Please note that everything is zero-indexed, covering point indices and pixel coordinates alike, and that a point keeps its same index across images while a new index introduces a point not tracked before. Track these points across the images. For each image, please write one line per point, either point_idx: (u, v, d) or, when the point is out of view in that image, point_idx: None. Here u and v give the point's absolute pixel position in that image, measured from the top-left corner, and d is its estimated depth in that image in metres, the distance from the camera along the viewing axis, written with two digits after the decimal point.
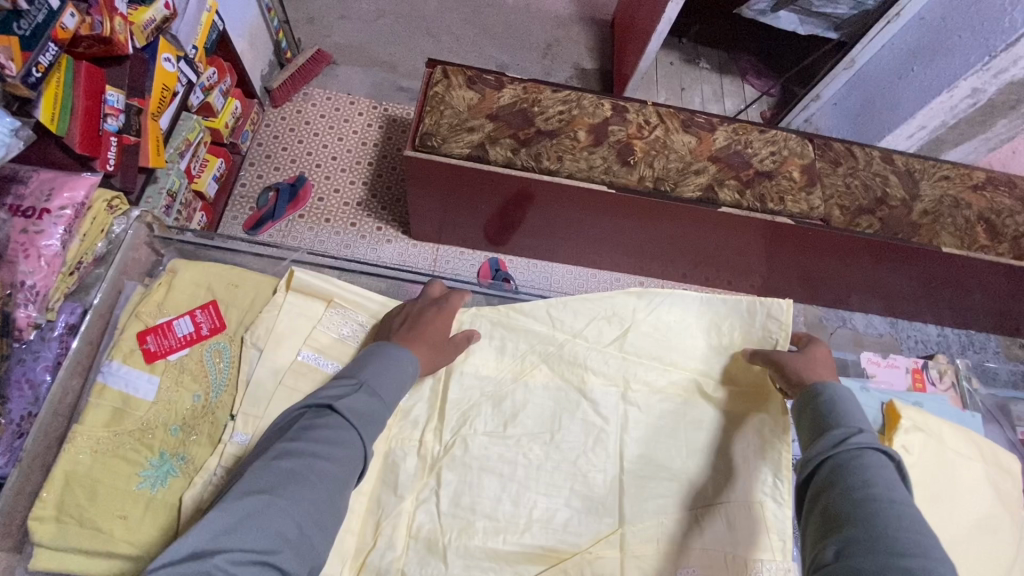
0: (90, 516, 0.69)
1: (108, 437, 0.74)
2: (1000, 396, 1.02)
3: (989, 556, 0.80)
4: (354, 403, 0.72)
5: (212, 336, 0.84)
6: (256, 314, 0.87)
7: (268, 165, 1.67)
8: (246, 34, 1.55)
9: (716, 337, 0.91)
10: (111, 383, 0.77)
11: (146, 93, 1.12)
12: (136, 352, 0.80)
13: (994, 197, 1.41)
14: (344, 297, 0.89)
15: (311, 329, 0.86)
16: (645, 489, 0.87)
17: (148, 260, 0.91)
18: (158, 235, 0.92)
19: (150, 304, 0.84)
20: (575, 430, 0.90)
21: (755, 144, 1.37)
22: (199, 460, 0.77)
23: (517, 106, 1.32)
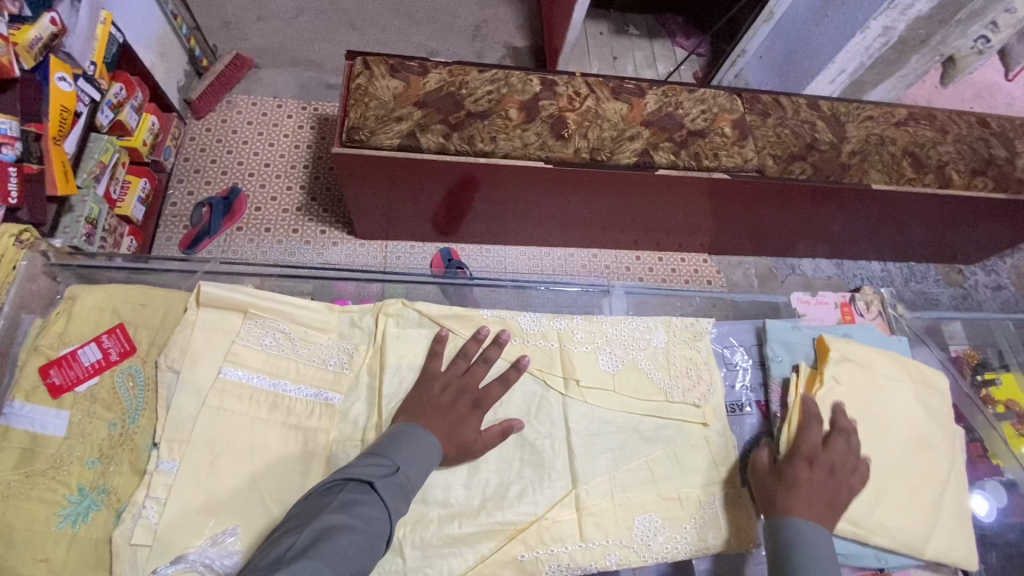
0: (8, 561, 0.65)
1: (19, 479, 0.69)
2: (930, 318, 1.06)
3: (922, 470, 0.85)
4: (393, 486, 0.67)
5: (122, 360, 0.80)
6: (169, 332, 0.83)
7: (198, 180, 1.60)
8: (153, 44, 1.47)
9: (672, 329, 0.93)
10: (15, 425, 0.72)
11: (44, 117, 1.05)
12: (40, 389, 0.74)
13: (916, 131, 1.46)
14: (260, 307, 0.85)
15: (236, 344, 0.82)
16: (594, 446, 0.84)
17: (48, 291, 0.85)
18: (54, 263, 0.86)
19: (49, 335, 0.78)
20: (517, 401, 0.86)
21: (685, 104, 1.38)
22: (123, 491, 0.74)
23: (444, 90, 1.30)
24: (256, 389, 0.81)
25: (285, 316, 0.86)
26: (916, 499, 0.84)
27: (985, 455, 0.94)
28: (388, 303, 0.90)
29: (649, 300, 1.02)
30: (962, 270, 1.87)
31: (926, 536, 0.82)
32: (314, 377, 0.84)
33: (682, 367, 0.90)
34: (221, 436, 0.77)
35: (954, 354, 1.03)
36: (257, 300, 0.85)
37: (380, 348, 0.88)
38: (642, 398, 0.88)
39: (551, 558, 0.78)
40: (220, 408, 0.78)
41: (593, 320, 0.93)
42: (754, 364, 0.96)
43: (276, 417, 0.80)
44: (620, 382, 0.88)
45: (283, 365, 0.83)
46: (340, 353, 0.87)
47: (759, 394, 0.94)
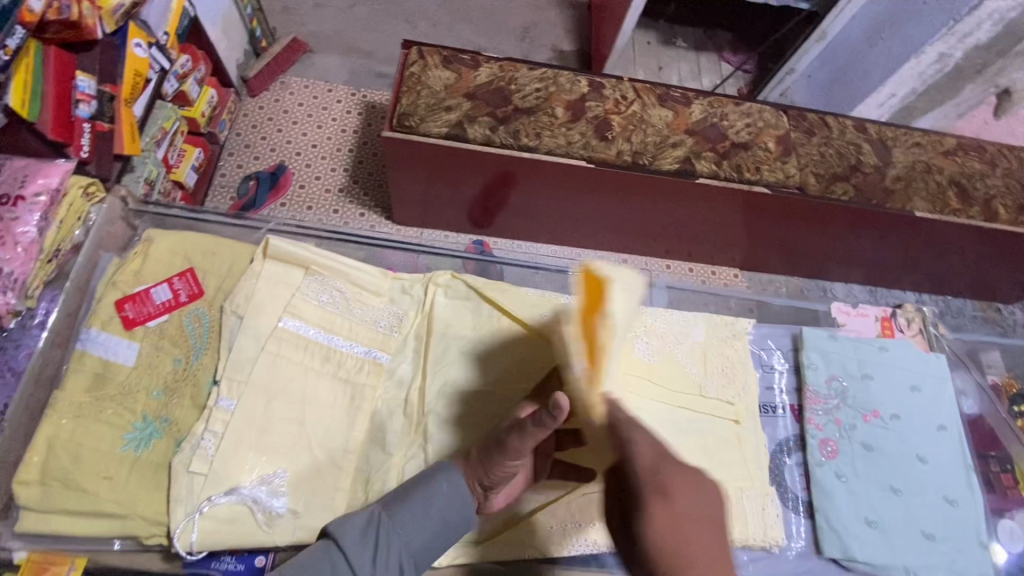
0: (76, 475, 0.70)
1: (88, 402, 0.75)
2: (970, 342, 1.03)
3: (948, 488, 0.83)
4: (365, 541, 0.67)
5: (190, 302, 0.84)
6: (235, 280, 0.86)
7: (249, 154, 1.66)
8: (219, 21, 1.53)
9: (710, 326, 0.93)
10: (89, 349, 0.78)
11: (118, 80, 1.10)
12: (114, 320, 0.80)
13: (965, 161, 1.44)
14: (322, 265, 0.89)
15: (297, 296, 0.85)
16: None
17: (124, 234, 0.97)
18: (132, 208, 0.98)
19: (126, 273, 0.84)
20: None
21: (730, 116, 1.39)
22: (183, 423, 0.78)
23: (494, 84, 1.33)
24: (312, 342, 0.84)
25: (341, 275, 0.89)
26: (947, 519, 0.81)
27: (1016, 487, 0.88)
28: (438, 275, 0.93)
29: (690, 298, 1.02)
30: (1001, 308, 1.83)
31: (956, 556, 0.79)
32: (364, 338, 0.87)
33: (720, 364, 0.90)
34: (273, 383, 0.80)
35: (993, 382, 0.99)
36: (317, 257, 0.89)
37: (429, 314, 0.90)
38: (679, 387, 0.87)
39: (576, 528, 0.84)
40: (276, 356, 0.81)
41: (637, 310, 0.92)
42: (790, 368, 0.94)
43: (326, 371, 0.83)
44: (658, 372, 0.88)
45: (337, 320, 0.86)
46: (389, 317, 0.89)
47: (793, 398, 0.92)
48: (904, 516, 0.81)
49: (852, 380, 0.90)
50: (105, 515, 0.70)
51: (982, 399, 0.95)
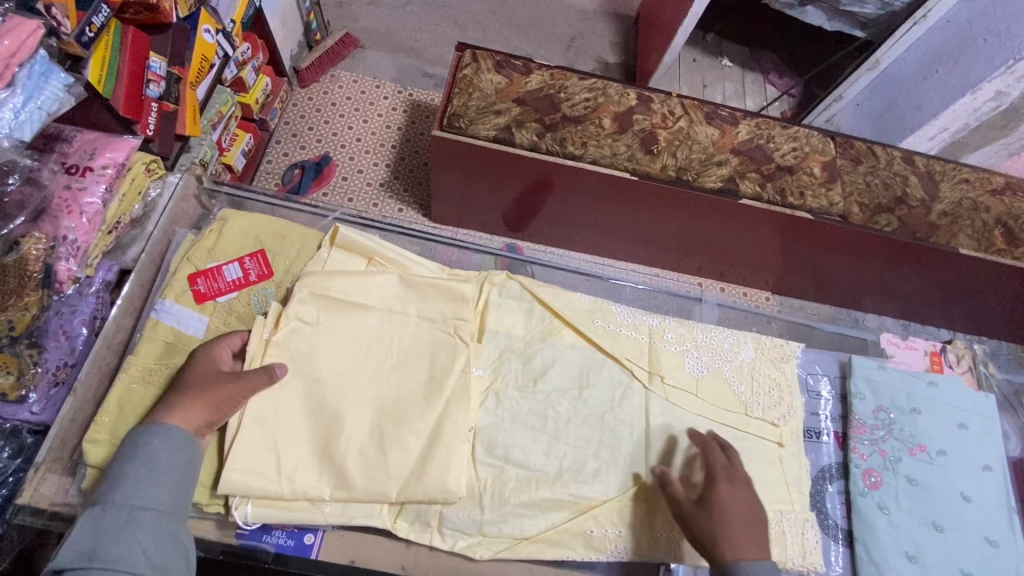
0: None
1: (158, 369, 0.76)
2: (1016, 384, 1.00)
3: (989, 529, 0.81)
4: (107, 535, 0.61)
5: (259, 282, 0.86)
6: (302, 264, 0.88)
7: (297, 142, 1.70)
8: (279, 12, 1.58)
9: (760, 347, 0.93)
10: (163, 319, 0.79)
11: (186, 63, 1.14)
12: (187, 293, 0.82)
13: (1013, 202, 1.41)
14: (385, 256, 0.90)
15: (364, 280, 0.85)
16: (671, 443, 0.85)
17: (195, 212, 0.93)
18: (206, 186, 0.96)
19: (200, 249, 0.85)
20: (602, 385, 0.88)
21: (777, 139, 1.39)
22: None
23: (544, 92, 1.34)
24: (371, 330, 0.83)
25: (402, 268, 0.90)
26: (986, 560, 0.79)
27: None
28: (494, 274, 0.93)
29: (734, 320, 1.04)
30: None
31: None
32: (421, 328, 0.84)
33: (764, 385, 0.90)
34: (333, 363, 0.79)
35: None
36: (382, 249, 0.90)
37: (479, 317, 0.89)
38: (724, 404, 0.88)
39: (616, 539, 0.78)
40: (339, 335, 0.81)
41: (685, 328, 0.93)
42: (837, 397, 0.93)
43: (388, 356, 0.81)
44: (704, 388, 0.89)
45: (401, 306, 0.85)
46: (447, 312, 0.85)
47: (837, 425, 0.91)
48: (945, 554, 0.79)
49: (900, 413, 0.89)
50: None
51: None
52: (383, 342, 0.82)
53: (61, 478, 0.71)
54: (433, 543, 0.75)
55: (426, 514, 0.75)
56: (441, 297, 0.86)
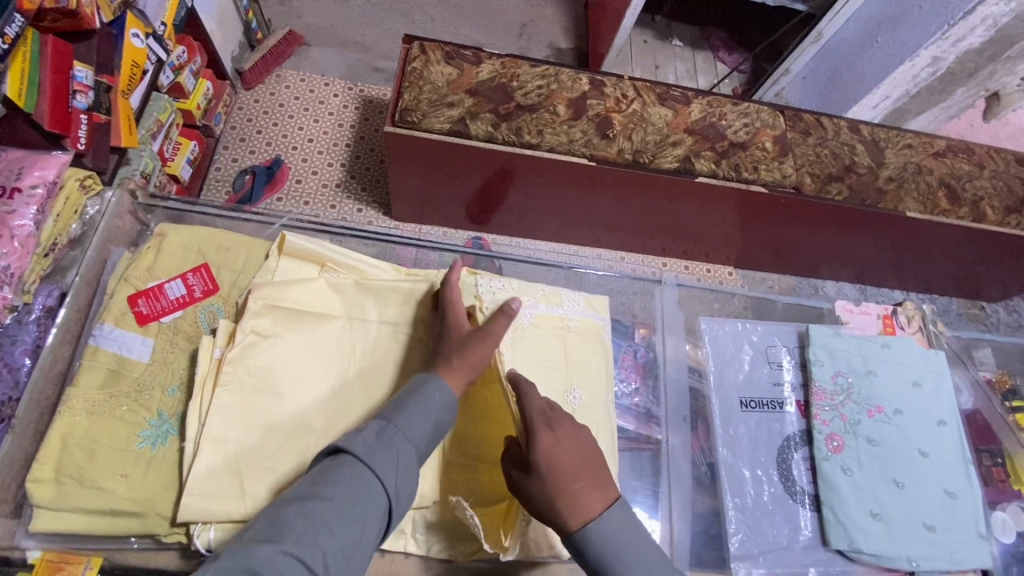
0: (90, 474, 0.68)
1: (104, 398, 0.72)
2: (964, 339, 1.05)
3: (947, 483, 0.85)
4: (383, 440, 0.66)
5: (205, 298, 0.83)
6: (249, 276, 0.86)
7: (244, 148, 1.64)
8: (214, 13, 1.51)
9: None
10: (104, 346, 0.75)
11: (116, 70, 1.08)
12: (128, 315, 0.78)
13: (954, 163, 1.47)
14: (337, 261, 0.88)
15: (322, 289, 0.83)
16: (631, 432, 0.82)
17: (132, 228, 0.89)
18: (142, 202, 0.91)
19: (138, 267, 0.81)
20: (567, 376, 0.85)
21: (729, 116, 1.40)
22: None
23: (496, 81, 1.33)
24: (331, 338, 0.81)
25: (357, 272, 0.88)
26: (945, 510, 0.83)
27: (1008, 480, 0.90)
28: (454, 271, 0.91)
29: (694, 298, 1.05)
30: (984, 307, 1.87)
31: (956, 547, 0.81)
32: (383, 329, 0.83)
33: None
34: (292, 376, 0.77)
35: (985, 377, 1.00)
36: (334, 253, 0.88)
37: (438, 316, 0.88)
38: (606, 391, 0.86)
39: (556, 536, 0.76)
40: (296, 344, 0.79)
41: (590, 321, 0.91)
42: (796, 367, 0.96)
43: (352, 364, 0.80)
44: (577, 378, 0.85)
45: (361, 310, 0.84)
46: (409, 314, 0.85)
47: (798, 393, 0.93)
48: (907, 508, 0.83)
49: (857, 376, 0.91)
50: (121, 513, 0.67)
51: (976, 395, 0.96)
52: (345, 351, 0.81)
53: (5, 521, 0.66)
54: (408, 549, 0.75)
55: (399, 520, 0.76)
56: (399, 301, 0.85)
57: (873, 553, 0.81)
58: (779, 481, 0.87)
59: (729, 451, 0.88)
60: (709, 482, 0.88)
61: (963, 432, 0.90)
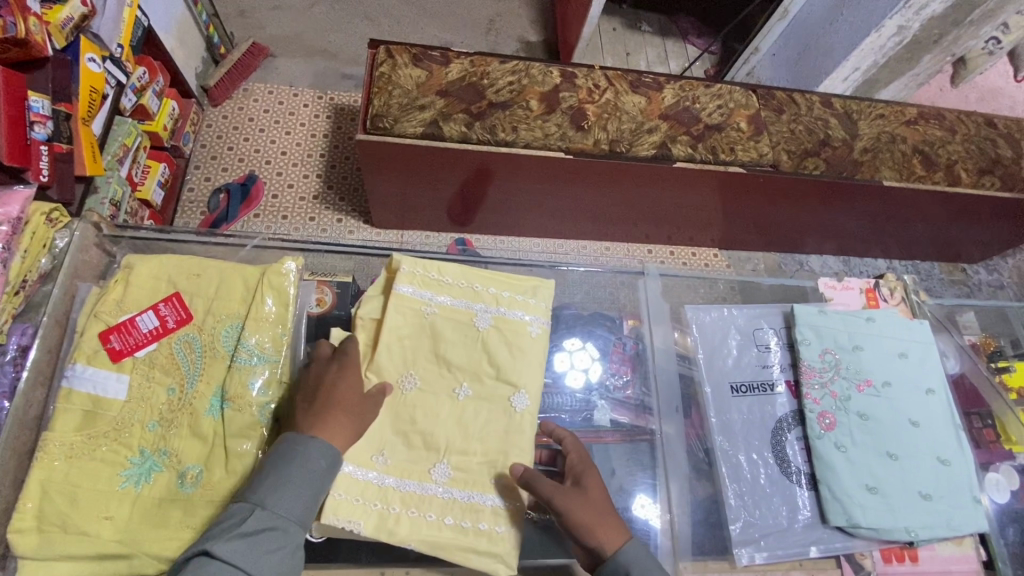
0: (74, 520, 0.66)
1: (81, 441, 0.70)
2: (947, 306, 1.05)
3: (939, 451, 0.86)
4: (253, 534, 0.63)
5: (179, 328, 0.78)
6: (223, 302, 0.80)
7: (216, 166, 1.61)
8: (173, 30, 1.48)
9: (479, 311, 0.87)
10: (77, 387, 0.73)
11: (73, 98, 1.05)
12: (100, 353, 0.75)
13: (926, 130, 1.48)
14: (455, 285, 0.88)
15: (443, 317, 0.86)
16: (466, 420, 0.80)
17: (99, 261, 0.86)
18: (107, 234, 0.88)
19: (107, 303, 0.78)
20: (504, 351, 0.84)
21: (702, 99, 1.40)
22: (182, 453, 0.72)
23: (466, 80, 1.31)
24: (451, 365, 0.83)
25: (469, 294, 0.88)
26: (938, 477, 0.84)
27: (999, 440, 0.91)
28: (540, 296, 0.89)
29: (678, 284, 1.03)
30: (965, 269, 1.90)
31: (953, 513, 0.82)
32: (483, 364, 0.83)
33: (495, 352, 0.84)
34: (423, 384, 0.81)
35: (970, 341, 1.01)
36: (449, 277, 0.89)
37: (526, 349, 0.85)
38: (445, 360, 0.83)
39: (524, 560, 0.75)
40: (420, 367, 0.82)
41: (492, 312, 0.87)
42: (784, 346, 0.96)
43: (469, 398, 0.81)
44: (479, 366, 0.83)
45: (476, 338, 0.85)
46: (505, 343, 0.85)
47: (787, 374, 0.94)
48: (902, 479, 0.84)
49: (844, 352, 0.92)
50: (109, 556, 0.65)
51: (964, 359, 0.97)
52: (467, 378, 0.83)
53: None
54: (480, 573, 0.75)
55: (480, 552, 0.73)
56: (501, 333, 0.86)
57: (872, 526, 0.81)
58: (775, 462, 0.88)
59: (726, 438, 0.89)
60: (707, 468, 0.88)
61: (951, 399, 0.91)
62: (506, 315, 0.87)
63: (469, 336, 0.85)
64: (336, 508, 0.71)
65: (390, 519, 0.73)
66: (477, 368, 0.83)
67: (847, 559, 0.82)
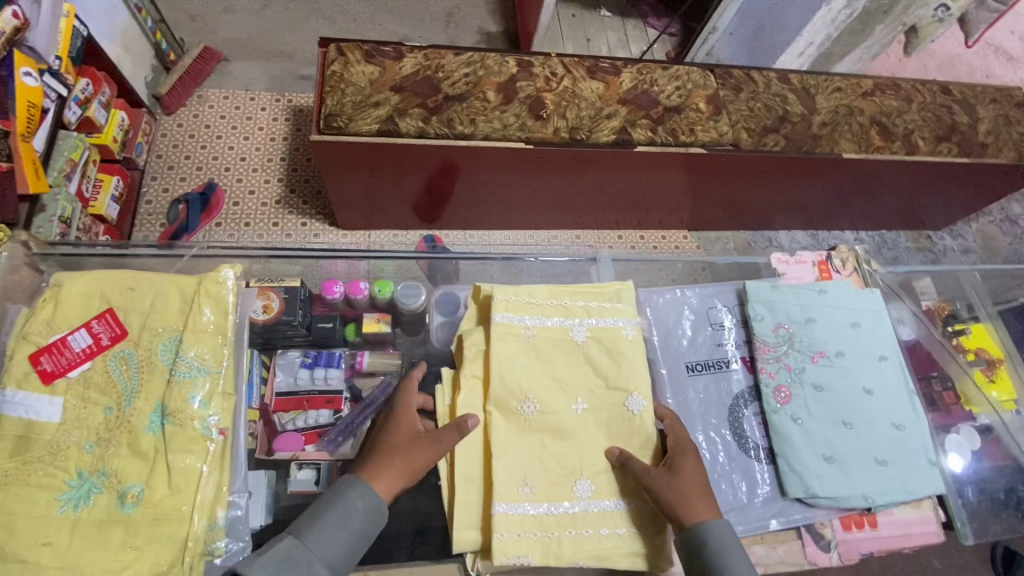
0: (6, 550, 0.58)
1: (13, 468, 0.62)
2: (901, 274, 1.07)
3: (891, 417, 0.87)
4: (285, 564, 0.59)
5: (114, 344, 0.70)
6: (163, 313, 0.72)
7: (173, 177, 1.57)
8: (117, 38, 1.43)
9: (573, 327, 0.83)
10: (7, 413, 0.64)
11: (10, 114, 1.01)
12: (30, 375, 0.67)
13: (883, 100, 1.50)
14: (543, 302, 0.84)
15: (540, 337, 0.81)
16: (591, 434, 0.78)
17: (31, 281, 0.81)
18: (38, 253, 0.82)
19: (36, 323, 0.69)
20: (606, 365, 0.81)
21: (660, 81, 1.40)
22: (124, 472, 0.64)
23: (420, 74, 1.29)
24: (565, 383, 0.80)
25: (561, 311, 0.84)
26: (893, 442, 0.86)
27: (958, 402, 0.93)
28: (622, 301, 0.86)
29: (633, 268, 1.04)
30: (930, 236, 1.93)
31: (907, 477, 0.84)
32: (591, 376, 0.80)
33: (603, 366, 0.81)
34: (543, 406, 0.77)
35: (925, 307, 1.03)
36: (529, 294, 0.84)
37: (631, 356, 0.81)
38: (557, 380, 0.79)
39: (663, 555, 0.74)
40: (531, 392, 0.78)
41: (586, 325, 0.83)
42: (737, 323, 0.97)
43: (594, 412, 0.79)
44: (589, 380, 0.80)
45: (580, 353, 0.81)
46: (607, 352, 0.81)
47: (743, 350, 0.95)
48: (857, 446, 0.85)
49: (797, 325, 0.93)
50: None
51: (919, 326, 0.99)
52: (583, 394, 0.79)
53: None
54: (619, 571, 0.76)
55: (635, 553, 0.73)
56: (599, 343, 0.82)
57: (830, 495, 0.82)
58: (733, 439, 0.88)
59: (684, 418, 0.89)
60: None
61: (903, 364, 0.92)
62: (605, 324, 0.83)
63: (570, 352, 0.81)
64: (504, 548, 0.70)
65: (554, 543, 0.72)
66: (587, 382, 0.80)
67: (807, 528, 0.84)
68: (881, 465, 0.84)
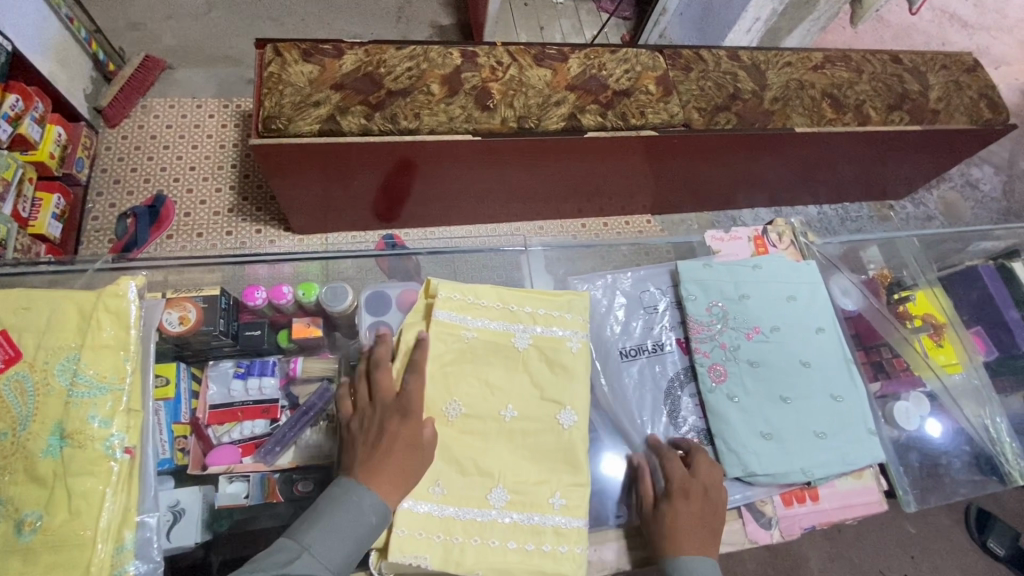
0: None
1: None
2: (846, 245, 1.07)
3: (827, 389, 0.87)
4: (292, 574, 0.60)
5: (5, 368, 0.62)
6: (60, 333, 0.65)
7: (119, 191, 1.53)
8: (48, 50, 1.38)
9: (516, 333, 0.82)
10: None
11: None
12: None
13: (834, 73, 1.50)
14: (487, 304, 0.83)
15: (479, 339, 0.81)
16: (520, 439, 0.76)
17: None
18: None
19: None
20: (546, 377, 0.80)
21: (608, 65, 1.38)
22: (18, 502, 0.58)
23: (361, 71, 1.26)
24: (499, 387, 0.78)
25: (504, 315, 0.83)
26: (832, 414, 0.85)
27: (908, 369, 0.93)
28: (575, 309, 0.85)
29: (569, 254, 1.02)
30: (893, 206, 1.94)
31: (846, 449, 0.83)
32: (527, 384, 0.79)
33: (542, 374, 0.80)
34: (469, 410, 0.76)
35: (866, 277, 1.03)
36: (476, 296, 0.83)
37: (573, 369, 0.81)
38: (490, 386, 0.78)
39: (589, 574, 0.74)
40: (460, 395, 0.77)
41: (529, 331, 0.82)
42: (673, 304, 0.97)
43: (524, 420, 0.77)
44: (521, 391, 0.79)
45: (520, 360, 0.81)
46: (547, 363, 0.81)
47: (678, 331, 0.95)
48: (795, 420, 0.84)
49: (731, 303, 0.92)
50: None
51: (859, 298, 0.98)
52: (516, 401, 0.78)
53: None
54: None
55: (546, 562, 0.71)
56: (540, 352, 0.81)
57: (767, 472, 0.81)
58: (668, 420, 0.88)
59: (622, 402, 0.88)
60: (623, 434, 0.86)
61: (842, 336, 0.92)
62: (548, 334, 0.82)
63: (509, 358, 0.80)
64: (401, 545, 0.68)
65: (455, 549, 0.70)
66: (521, 389, 0.79)
67: (746, 507, 0.83)
68: (820, 438, 0.84)
